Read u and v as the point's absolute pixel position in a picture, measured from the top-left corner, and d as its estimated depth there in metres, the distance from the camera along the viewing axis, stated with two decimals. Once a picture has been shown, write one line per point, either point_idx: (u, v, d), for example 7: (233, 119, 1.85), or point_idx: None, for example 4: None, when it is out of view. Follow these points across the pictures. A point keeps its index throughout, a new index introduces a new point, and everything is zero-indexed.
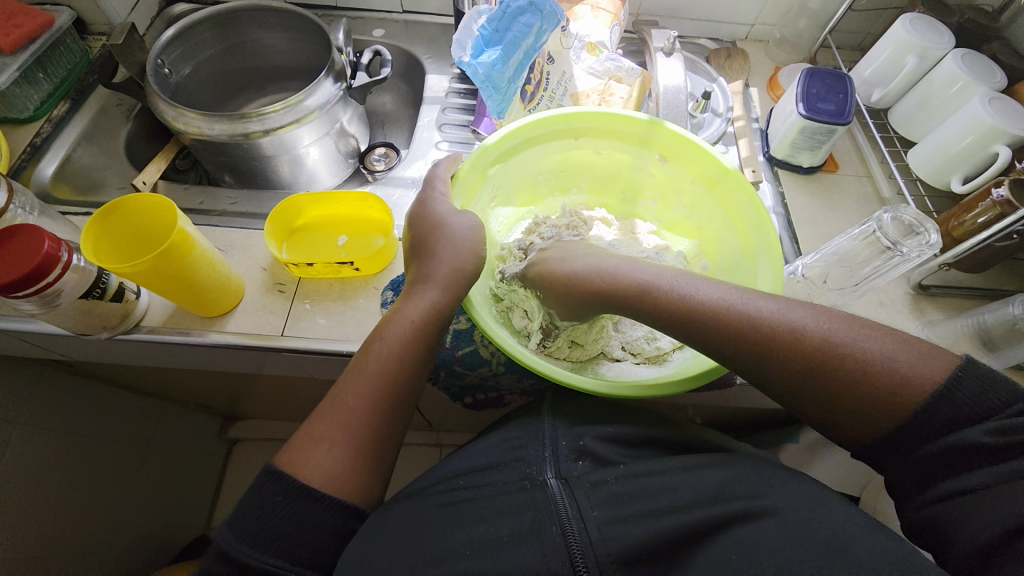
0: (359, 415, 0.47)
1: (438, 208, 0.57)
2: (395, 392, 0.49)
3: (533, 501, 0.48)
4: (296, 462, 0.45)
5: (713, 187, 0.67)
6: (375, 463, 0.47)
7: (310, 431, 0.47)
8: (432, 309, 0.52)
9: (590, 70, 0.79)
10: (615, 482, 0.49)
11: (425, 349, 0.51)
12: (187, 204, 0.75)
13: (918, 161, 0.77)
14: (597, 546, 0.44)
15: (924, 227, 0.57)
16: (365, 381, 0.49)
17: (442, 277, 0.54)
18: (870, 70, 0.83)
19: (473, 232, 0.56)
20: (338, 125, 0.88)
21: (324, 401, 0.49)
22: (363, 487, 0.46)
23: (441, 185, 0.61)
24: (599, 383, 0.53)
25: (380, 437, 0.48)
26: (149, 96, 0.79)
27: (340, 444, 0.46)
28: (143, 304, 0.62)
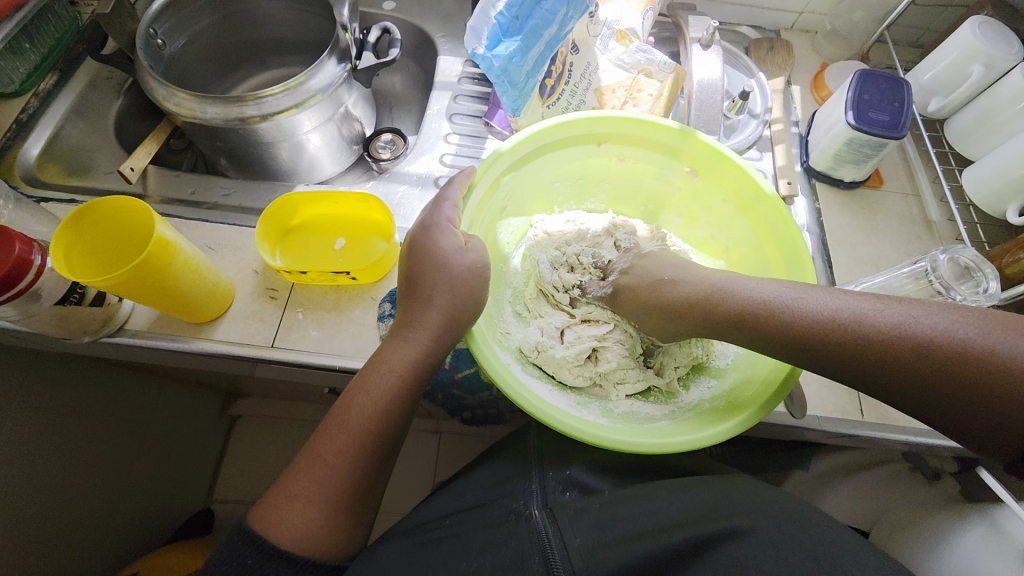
0: (337, 475, 0.44)
1: (441, 241, 0.51)
2: (378, 449, 0.46)
3: (516, 531, 0.49)
4: (269, 523, 0.42)
5: (746, 208, 0.61)
6: (354, 521, 0.45)
7: (285, 488, 0.44)
8: (421, 358, 0.48)
9: (618, 62, 0.72)
10: (598, 508, 0.50)
11: (410, 403, 0.48)
12: (178, 194, 0.71)
13: (974, 184, 0.70)
14: (578, 575, 0.44)
15: (981, 271, 0.51)
16: (345, 438, 0.45)
17: (434, 324, 0.49)
18: (929, 75, 0.75)
19: (476, 272, 0.51)
20: (341, 109, 0.82)
21: (301, 454, 0.46)
22: (340, 546, 0.44)
23: (449, 208, 0.53)
24: (613, 436, 0.47)
25: (360, 497, 0.45)
26: (138, 71, 0.73)
27: (317, 504, 0.43)
28: (128, 307, 0.59)
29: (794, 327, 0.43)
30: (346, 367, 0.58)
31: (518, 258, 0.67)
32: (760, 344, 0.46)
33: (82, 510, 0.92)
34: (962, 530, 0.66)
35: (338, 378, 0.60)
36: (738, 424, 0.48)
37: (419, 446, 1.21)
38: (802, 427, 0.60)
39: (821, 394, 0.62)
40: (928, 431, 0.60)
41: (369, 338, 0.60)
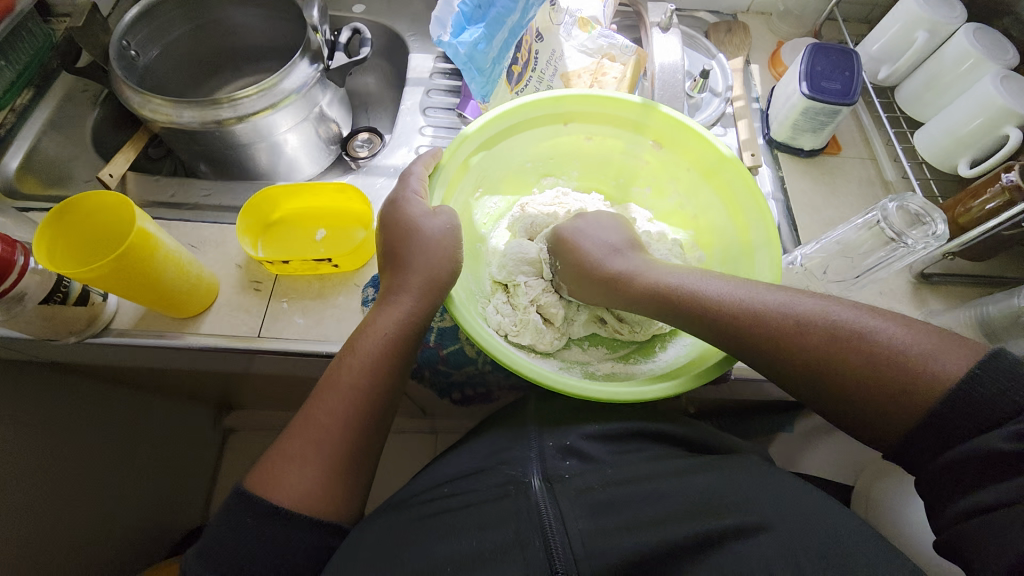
0: (332, 433, 0.46)
1: (410, 209, 0.53)
2: (370, 405, 0.48)
3: (515, 510, 0.47)
4: (267, 484, 0.44)
5: (710, 175, 0.64)
6: (352, 478, 0.46)
7: (281, 451, 0.46)
8: (406, 319, 0.50)
9: (582, 48, 0.75)
10: (599, 489, 0.49)
11: (400, 363, 0.50)
12: (158, 197, 0.72)
13: (924, 144, 0.74)
14: (582, 562, 0.43)
15: (930, 217, 0.55)
16: (337, 399, 0.47)
17: (416, 286, 0.51)
18: (878, 45, 0.79)
19: (447, 234, 0.53)
20: (317, 108, 0.84)
21: (297, 418, 0.48)
22: (338, 504, 0.45)
23: (415, 180, 0.56)
24: (585, 387, 0.50)
25: (355, 454, 0.47)
26: (113, 81, 0.74)
27: (313, 463, 0.45)
28: (112, 306, 0.59)
29: (702, 311, 0.49)
30: (333, 351, 0.59)
31: (497, 238, 0.69)
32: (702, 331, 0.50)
33: (77, 526, 0.92)
34: None
35: (326, 363, 0.61)
36: (704, 372, 0.51)
37: (415, 443, 1.22)
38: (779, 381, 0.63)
39: None
40: None
41: (354, 322, 0.61)
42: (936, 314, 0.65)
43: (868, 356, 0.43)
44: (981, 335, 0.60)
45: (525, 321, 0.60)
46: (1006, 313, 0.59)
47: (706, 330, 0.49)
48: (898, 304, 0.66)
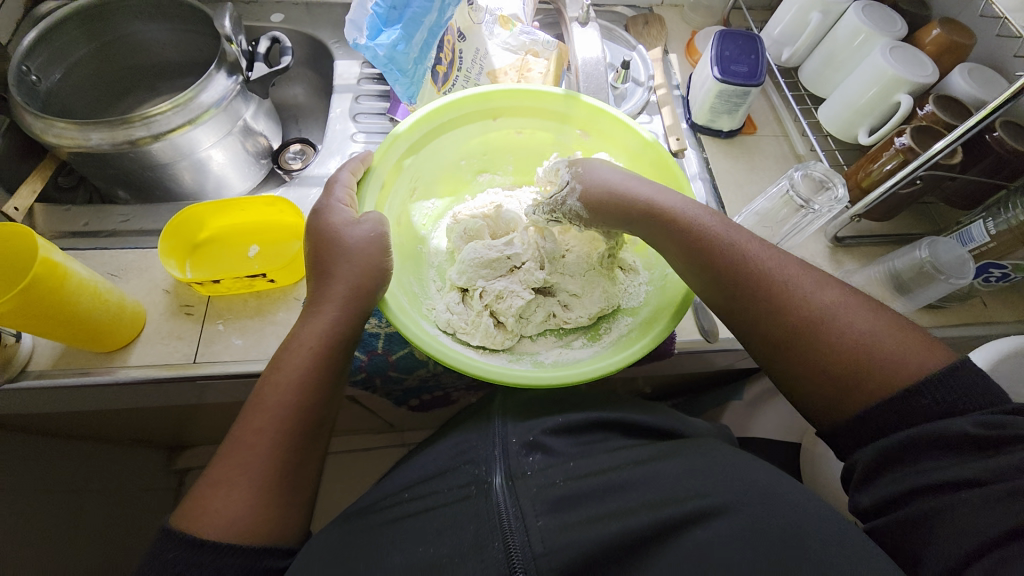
0: (260, 453, 0.45)
1: (332, 217, 0.53)
2: (299, 421, 0.46)
3: (476, 513, 0.48)
4: (193, 515, 0.42)
5: (636, 159, 0.67)
6: (287, 497, 0.45)
7: (209, 478, 0.44)
8: (331, 329, 0.49)
9: (505, 45, 0.76)
10: (561, 484, 0.50)
11: (330, 374, 0.49)
12: (70, 227, 0.67)
13: (828, 117, 0.80)
14: (540, 558, 0.44)
15: (832, 182, 0.59)
16: (263, 418, 0.46)
17: (338, 295, 0.50)
18: (779, 28, 0.85)
19: (372, 241, 0.53)
20: (240, 122, 0.81)
21: (224, 442, 0.46)
22: (273, 528, 0.44)
23: (341, 190, 0.55)
24: (522, 374, 0.51)
25: (289, 471, 0.45)
26: (14, 110, 0.69)
27: (240, 486, 0.43)
28: (26, 347, 0.55)
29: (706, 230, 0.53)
30: None
31: (438, 239, 0.69)
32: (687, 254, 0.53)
33: None
34: None
35: None
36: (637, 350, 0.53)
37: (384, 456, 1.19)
38: (719, 349, 0.66)
39: None
40: None
41: None
42: (853, 272, 0.71)
43: (833, 320, 0.47)
44: (893, 288, 0.67)
45: (472, 319, 0.60)
46: (911, 264, 0.65)
47: (711, 257, 0.52)
48: (818, 267, 0.72)
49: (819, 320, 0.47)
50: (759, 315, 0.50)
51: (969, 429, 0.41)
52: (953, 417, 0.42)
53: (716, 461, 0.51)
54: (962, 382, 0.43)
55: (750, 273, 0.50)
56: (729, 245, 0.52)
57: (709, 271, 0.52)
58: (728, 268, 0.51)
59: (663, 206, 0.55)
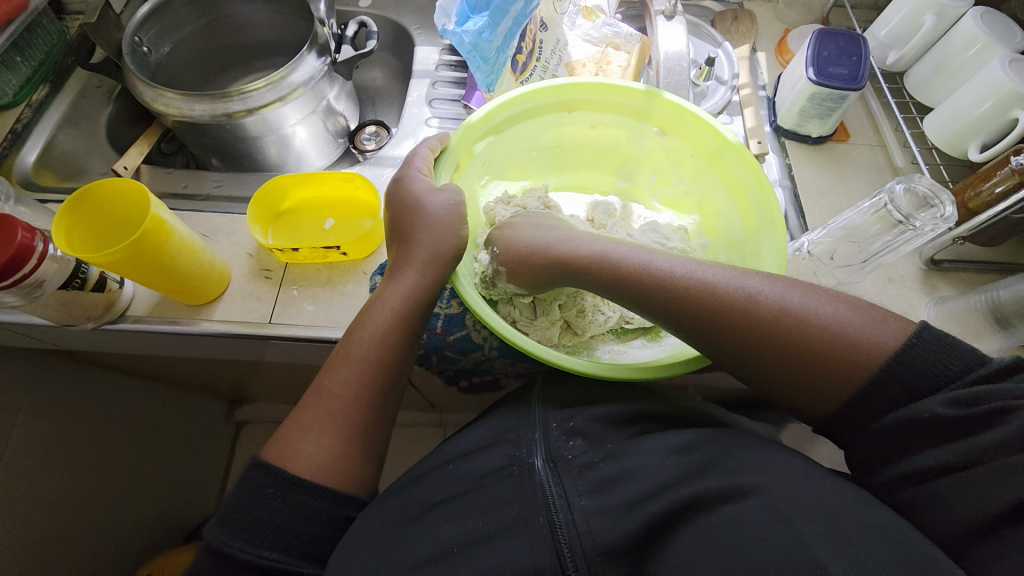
0: (346, 402, 0.48)
1: (413, 184, 0.55)
2: (381, 377, 0.49)
3: (522, 491, 0.47)
4: (284, 453, 0.45)
5: (714, 161, 0.64)
6: (368, 447, 0.48)
7: (297, 421, 0.47)
8: (413, 292, 0.52)
9: (586, 37, 0.76)
10: (601, 465, 0.48)
11: (409, 334, 0.51)
12: (171, 188, 0.73)
13: (934, 128, 0.73)
14: (585, 538, 0.43)
15: (938, 199, 0.53)
16: (348, 369, 0.49)
17: (420, 260, 0.53)
18: (886, 30, 0.78)
19: (451, 209, 0.54)
20: (324, 101, 0.85)
21: (309, 390, 0.49)
22: (353, 474, 0.47)
23: (420, 160, 0.57)
24: (590, 364, 0.51)
25: (371, 423, 0.48)
26: (127, 78, 0.76)
27: (329, 431, 0.46)
28: (128, 293, 0.61)
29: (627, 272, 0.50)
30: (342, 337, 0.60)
31: None
32: (622, 295, 0.51)
33: (94, 513, 0.94)
34: None
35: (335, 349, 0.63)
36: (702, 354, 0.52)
37: (424, 436, 1.23)
38: None
39: None
40: None
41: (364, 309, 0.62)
42: (948, 299, 0.64)
43: (801, 322, 0.44)
44: (991, 319, 0.59)
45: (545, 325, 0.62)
46: (1017, 297, 0.57)
47: (644, 295, 0.49)
48: (907, 289, 0.66)
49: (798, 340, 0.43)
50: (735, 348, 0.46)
51: (940, 409, 0.39)
52: (925, 398, 0.40)
53: (762, 444, 0.47)
54: (924, 354, 0.40)
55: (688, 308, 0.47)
56: (654, 273, 0.49)
57: (657, 309, 0.49)
58: (671, 305, 0.48)
59: (589, 246, 0.53)
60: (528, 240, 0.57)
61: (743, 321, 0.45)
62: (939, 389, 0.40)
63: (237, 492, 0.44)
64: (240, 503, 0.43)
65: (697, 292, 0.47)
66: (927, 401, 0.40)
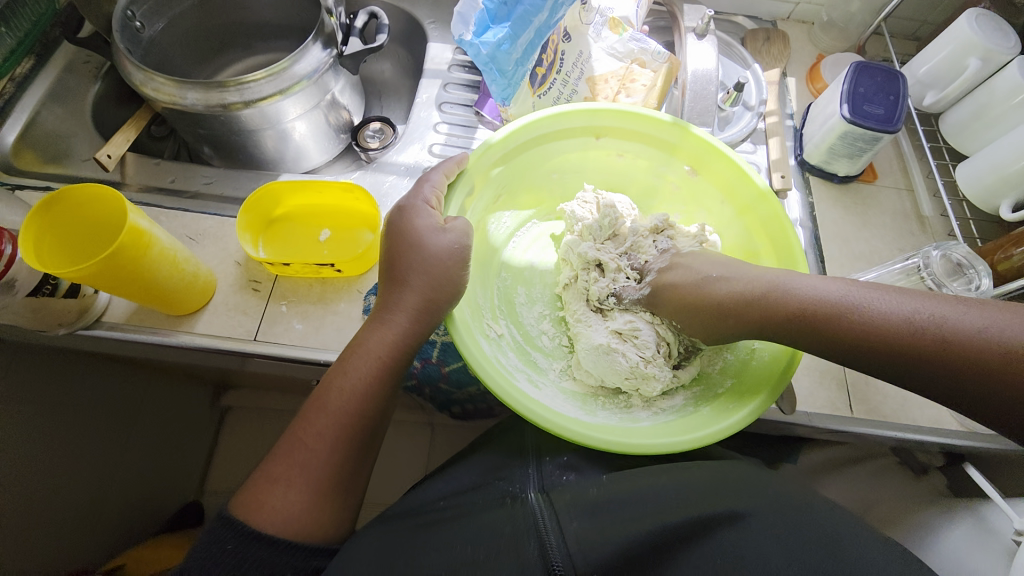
0: (320, 457, 0.44)
1: (418, 219, 0.50)
2: (359, 430, 0.45)
3: (513, 516, 0.49)
4: (249, 508, 0.42)
5: (746, 211, 0.60)
6: (340, 502, 0.44)
7: (266, 473, 0.44)
8: (398, 339, 0.48)
9: (611, 51, 0.70)
10: (594, 493, 0.50)
11: (392, 384, 0.48)
12: (158, 182, 0.69)
13: (967, 179, 0.69)
14: (576, 558, 0.44)
15: (973, 268, 0.51)
16: (325, 420, 0.45)
17: (412, 306, 0.48)
18: (926, 67, 0.74)
19: (454, 252, 0.50)
20: (328, 96, 0.80)
21: (283, 439, 0.45)
22: (326, 529, 0.43)
23: (429, 189, 0.53)
24: (608, 436, 0.47)
25: (346, 478, 0.45)
26: (116, 56, 0.70)
27: (299, 486, 0.43)
28: (105, 299, 0.57)
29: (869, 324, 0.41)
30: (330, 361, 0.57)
31: (515, 249, 0.67)
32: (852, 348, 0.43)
33: (68, 504, 0.91)
34: (949, 524, 0.66)
35: (321, 371, 0.60)
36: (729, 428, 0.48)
37: (413, 439, 1.20)
38: (792, 423, 0.60)
39: (811, 389, 0.62)
40: (917, 426, 0.60)
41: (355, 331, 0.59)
42: None
43: None
44: None
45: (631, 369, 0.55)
46: None
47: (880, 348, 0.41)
48: None
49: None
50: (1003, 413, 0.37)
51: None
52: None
53: (749, 477, 0.51)
54: None
55: (944, 370, 0.38)
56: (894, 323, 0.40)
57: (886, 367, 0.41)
58: (911, 368, 0.40)
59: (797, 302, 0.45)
60: (713, 292, 0.50)
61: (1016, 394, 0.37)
62: None
63: (196, 550, 0.40)
64: (199, 558, 0.40)
65: (955, 353, 0.38)
66: None
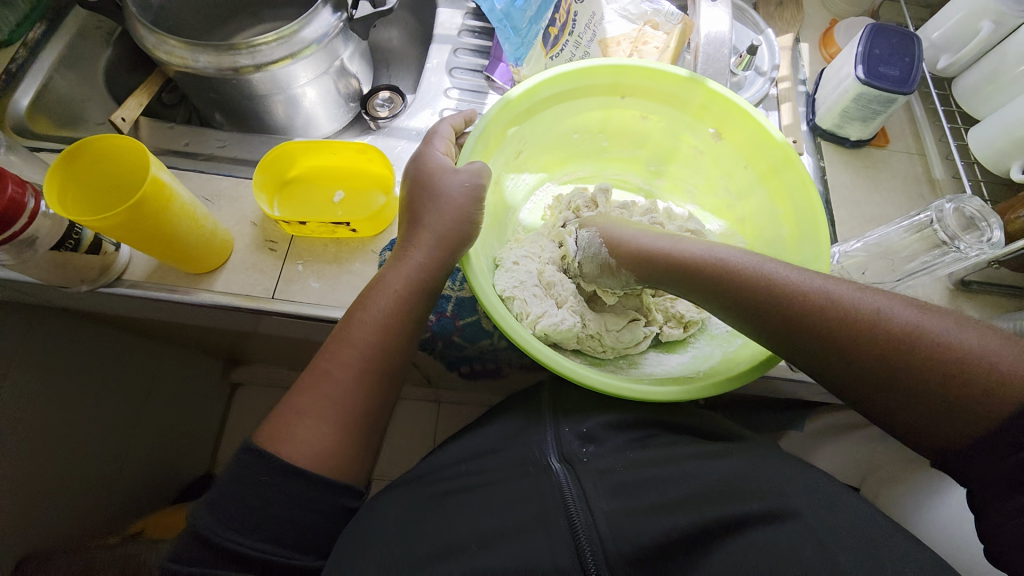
0: (344, 389, 0.46)
1: (427, 167, 0.53)
2: (381, 363, 0.48)
3: (540, 491, 0.49)
4: (279, 440, 0.44)
5: (769, 176, 0.61)
6: (364, 436, 0.47)
7: (292, 407, 0.46)
8: (419, 275, 0.50)
9: (623, 13, 0.70)
10: (621, 471, 0.50)
11: (411, 319, 0.50)
12: (173, 146, 0.69)
13: (980, 142, 0.69)
14: (607, 542, 0.43)
15: (986, 222, 0.51)
16: (349, 353, 0.47)
17: (429, 241, 0.51)
18: (939, 32, 0.74)
19: (465, 193, 0.52)
20: (338, 62, 0.79)
21: (307, 374, 0.48)
22: (349, 464, 0.45)
23: (441, 142, 0.55)
24: (641, 391, 0.49)
25: (368, 411, 0.47)
26: (126, 19, 0.70)
27: (326, 419, 0.45)
28: (125, 257, 0.58)
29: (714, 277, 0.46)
30: None
31: (529, 211, 0.70)
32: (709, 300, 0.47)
33: (89, 468, 0.92)
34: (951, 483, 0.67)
35: (337, 329, 0.61)
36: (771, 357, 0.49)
37: (421, 415, 1.21)
38: (800, 381, 0.61)
39: None
40: None
41: None
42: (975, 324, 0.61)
43: (893, 336, 0.39)
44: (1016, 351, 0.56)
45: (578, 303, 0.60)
46: None
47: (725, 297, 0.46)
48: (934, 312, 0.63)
49: (880, 355, 0.40)
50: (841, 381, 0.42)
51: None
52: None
53: (771, 463, 0.50)
54: None
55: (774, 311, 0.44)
56: (757, 281, 0.45)
57: (753, 316, 0.45)
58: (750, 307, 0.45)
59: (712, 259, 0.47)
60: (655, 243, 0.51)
61: (852, 358, 0.41)
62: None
63: (227, 480, 0.43)
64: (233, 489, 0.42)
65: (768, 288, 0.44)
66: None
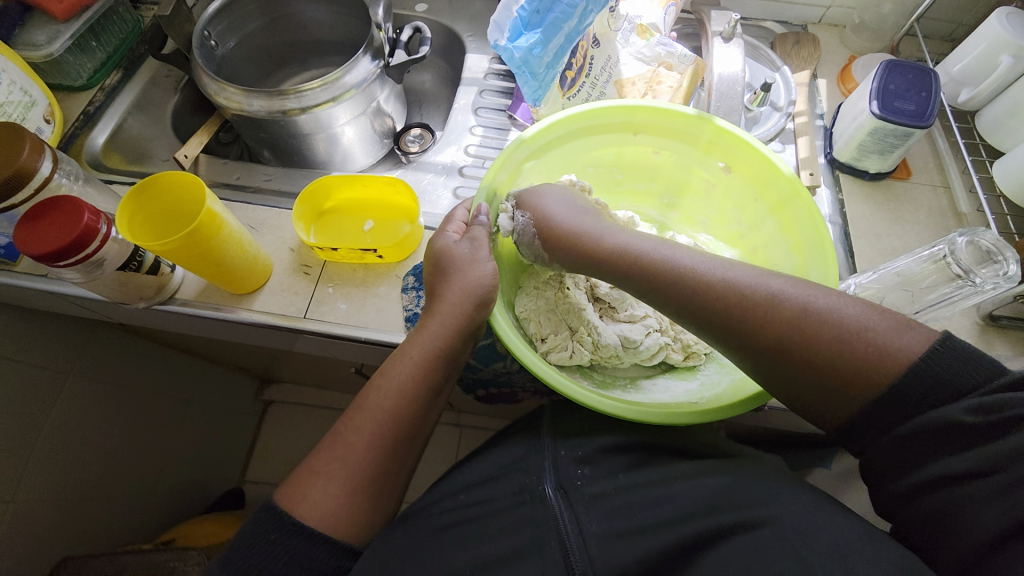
0: (358, 456, 0.49)
1: (443, 236, 0.58)
2: (394, 431, 0.51)
3: (536, 516, 0.50)
4: (295, 498, 0.48)
5: (779, 209, 0.62)
6: (374, 500, 0.49)
7: (310, 466, 0.50)
8: (435, 345, 0.53)
9: (639, 55, 0.74)
10: (613, 494, 0.51)
11: (427, 391, 0.53)
12: (225, 179, 0.77)
13: (1005, 175, 0.68)
14: (597, 563, 0.45)
15: (1003, 256, 0.51)
16: (365, 419, 0.51)
17: (443, 313, 0.54)
18: (960, 65, 0.74)
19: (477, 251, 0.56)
20: (374, 103, 0.87)
21: (328, 436, 0.52)
22: (356, 524, 0.48)
23: (460, 211, 0.63)
24: (643, 414, 0.50)
25: (379, 475, 0.50)
26: (193, 70, 0.80)
27: (337, 481, 0.48)
28: (178, 278, 0.65)
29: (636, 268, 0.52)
30: (369, 337, 0.62)
31: None
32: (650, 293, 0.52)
33: (130, 475, 0.98)
34: None
35: (361, 348, 0.65)
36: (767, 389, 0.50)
37: (442, 439, 1.22)
38: None
39: None
40: None
41: (393, 312, 0.64)
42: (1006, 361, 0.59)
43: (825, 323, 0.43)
44: None
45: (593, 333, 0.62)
46: None
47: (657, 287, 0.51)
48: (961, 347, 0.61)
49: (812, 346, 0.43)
50: (753, 354, 0.46)
51: (962, 416, 0.38)
52: (944, 403, 0.39)
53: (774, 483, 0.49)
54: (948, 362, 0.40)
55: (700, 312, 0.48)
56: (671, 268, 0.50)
57: (693, 317, 0.49)
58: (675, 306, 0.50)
59: (607, 234, 0.54)
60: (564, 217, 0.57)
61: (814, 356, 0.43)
62: (962, 395, 0.39)
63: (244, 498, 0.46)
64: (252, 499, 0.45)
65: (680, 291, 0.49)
66: (951, 406, 0.39)
